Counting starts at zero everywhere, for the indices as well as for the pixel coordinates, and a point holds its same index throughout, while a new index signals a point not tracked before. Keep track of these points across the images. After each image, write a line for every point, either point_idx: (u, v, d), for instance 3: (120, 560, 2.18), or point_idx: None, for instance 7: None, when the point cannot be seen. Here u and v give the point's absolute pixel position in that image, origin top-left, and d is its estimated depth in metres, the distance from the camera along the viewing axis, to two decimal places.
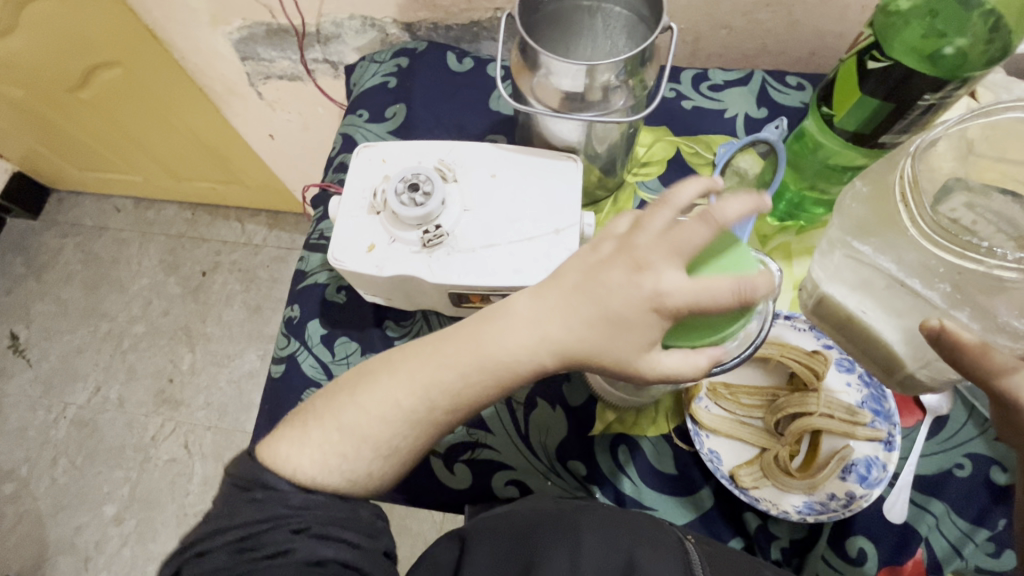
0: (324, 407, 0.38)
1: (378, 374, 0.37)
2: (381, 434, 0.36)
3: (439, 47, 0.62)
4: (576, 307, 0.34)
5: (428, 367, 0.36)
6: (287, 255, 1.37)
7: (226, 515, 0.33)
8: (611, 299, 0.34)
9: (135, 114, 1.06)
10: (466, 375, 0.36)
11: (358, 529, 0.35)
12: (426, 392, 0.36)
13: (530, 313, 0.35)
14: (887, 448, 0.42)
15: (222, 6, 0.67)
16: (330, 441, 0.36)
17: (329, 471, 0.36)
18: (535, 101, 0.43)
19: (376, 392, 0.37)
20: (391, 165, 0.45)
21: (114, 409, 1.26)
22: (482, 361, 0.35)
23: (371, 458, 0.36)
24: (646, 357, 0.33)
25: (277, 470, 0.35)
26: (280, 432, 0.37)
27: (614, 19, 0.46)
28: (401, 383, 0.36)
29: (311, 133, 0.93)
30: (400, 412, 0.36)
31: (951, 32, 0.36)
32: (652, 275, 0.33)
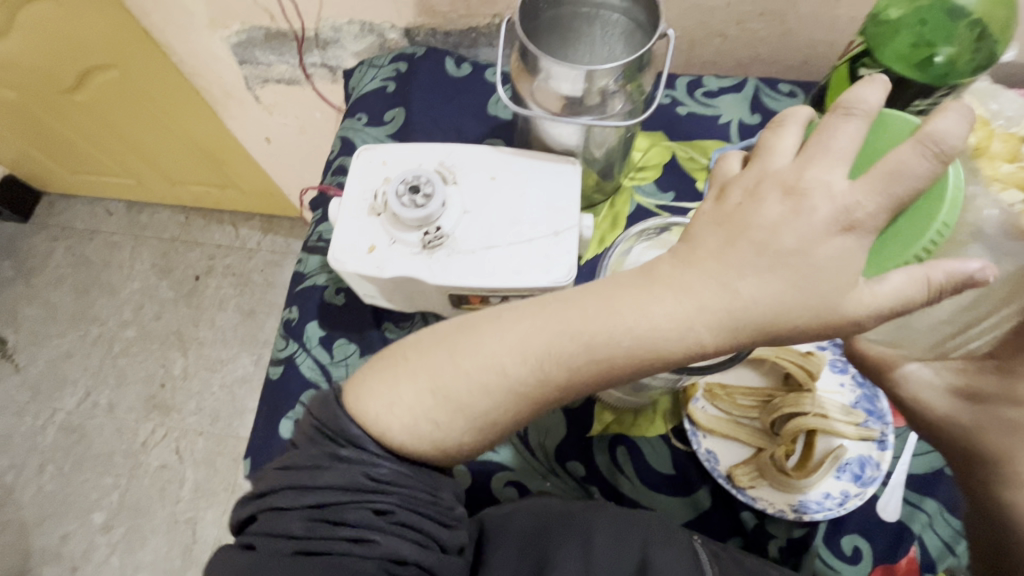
0: (417, 359, 0.35)
1: (484, 329, 0.34)
2: (482, 406, 0.34)
3: (438, 52, 0.63)
4: (729, 259, 0.29)
5: (545, 333, 0.32)
6: (281, 260, 1.37)
7: (310, 474, 0.32)
8: (776, 238, 0.28)
9: (130, 117, 1.06)
10: (593, 350, 0.31)
11: (437, 515, 0.34)
12: (542, 362, 0.32)
13: (672, 272, 0.30)
14: (880, 447, 0.43)
15: (221, 10, 0.67)
16: (422, 408, 0.34)
17: (419, 438, 0.34)
18: (534, 105, 0.44)
19: (480, 351, 0.34)
20: (391, 167, 0.46)
21: (103, 414, 1.24)
22: (625, 331, 0.30)
23: (465, 428, 0.34)
24: (849, 296, 0.27)
25: (365, 426, 0.34)
26: (366, 380, 0.35)
27: (611, 26, 0.47)
28: (509, 346, 0.33)
29: (307, 137, 0.93)
30: (507, 378, 0.33)
31: (940, 41, 0.37)
32: (811, 199, 0.28)
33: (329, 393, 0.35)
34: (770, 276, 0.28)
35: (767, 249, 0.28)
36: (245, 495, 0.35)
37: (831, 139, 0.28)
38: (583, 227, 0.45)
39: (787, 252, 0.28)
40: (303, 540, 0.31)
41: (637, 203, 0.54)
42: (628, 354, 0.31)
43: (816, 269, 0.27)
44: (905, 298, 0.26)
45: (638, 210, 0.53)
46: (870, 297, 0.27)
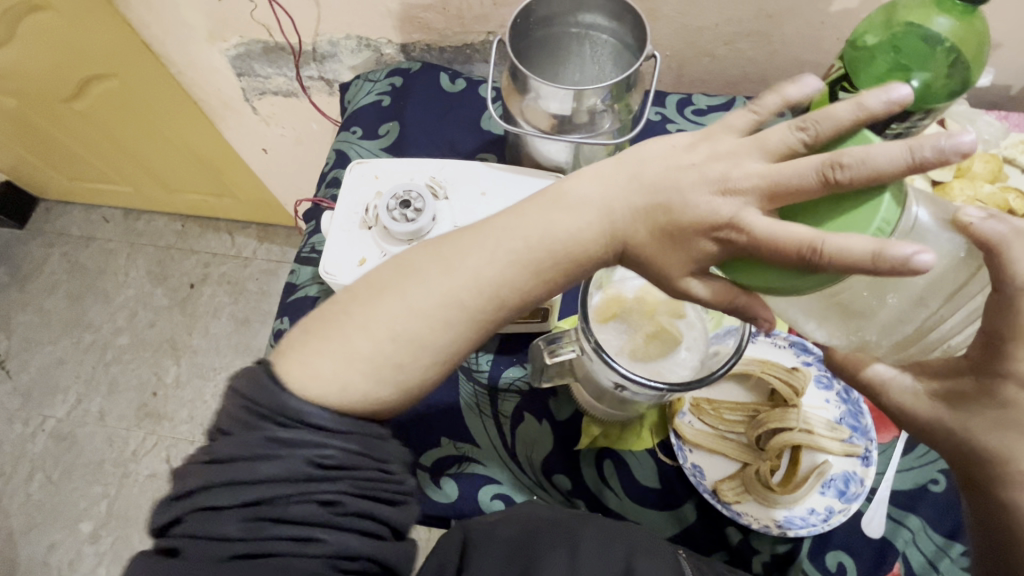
0: (362, 311, 0.35)
1: (429, 272, 0.35)
2: (438, 339, 0.35)
3: (432, 68, 0.64)
4: (641, 204, 0.33)
5: (496, 268, 0.34)
6: (277, 268, 1.37)
7: (245, 468, 0.31)
8: (675, 202, 0.31)
9: (128, 126, 1.06)
10: (538, 272, 0.34)
11: (387, 495, 0.34)
12: (495, 292, 0.35)
13: (603, 205, 0.34)
14: (864, 464, 0.43)
15: (219, 23, 0.68)
16: (371, 363, 0.34)
17: (382, 381, 0.34)
18: (524, 123, 0.45)
19: (429, 288, 0.35)
20: (383, 182, 0.46)
21: (94, 422, 1.23)
22: (554, 255, 0.34)
23: (427, 362, 0.35)
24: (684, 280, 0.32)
25: (313, 399, 0.33)
26: (308, 344, 0.35)
27: (601, 47, 0.48)
28: (462, 280, 0.35)
29: (304, 147, 0.94)
30: (463, 311, 0.35)
31: (916, 66, 0.38)
32: (737, 199, 0.29)
33: (259, 369, 0.33)
34: (658, 237, 0.32)
35: (664, 206, 0.32)
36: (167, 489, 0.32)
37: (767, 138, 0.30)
38: None
39: (684, 214, 0.31)
40: (242, 540, 0.30)
41: None
42: (565, 274, 0.35)
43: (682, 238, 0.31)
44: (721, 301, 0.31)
45: None
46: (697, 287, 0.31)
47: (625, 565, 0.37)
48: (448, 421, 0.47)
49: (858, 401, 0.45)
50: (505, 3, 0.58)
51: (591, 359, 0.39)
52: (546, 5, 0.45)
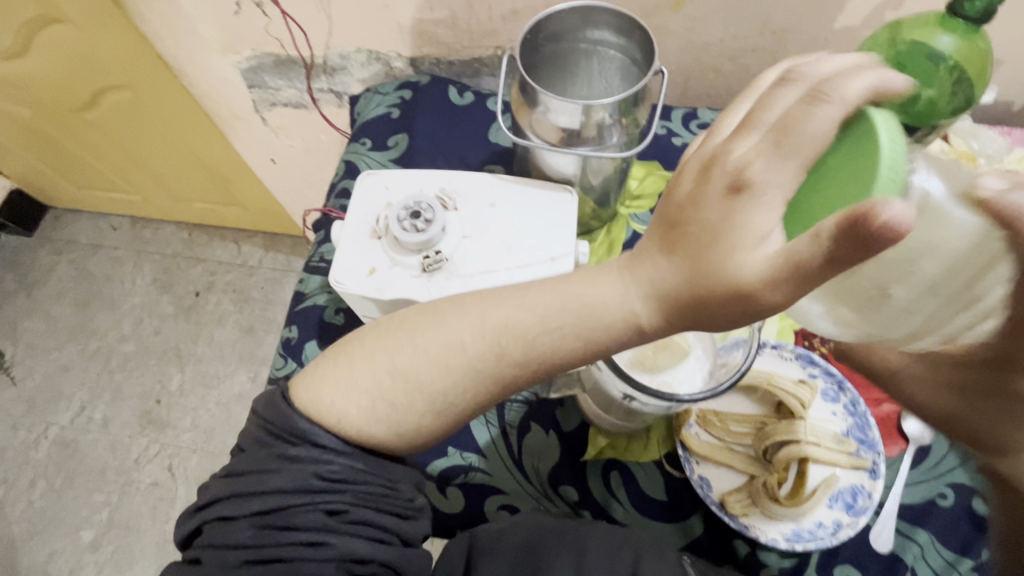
0: (372, 346, 0.36)
1: (444, 313, 0.36)
2: (437, 385, 0.34)
3: (441, 82, 0.65)
4: (656, 230, 0.31)
5: (505, 310, 0.34)
6: (282, 277, 1.38)
7: (258, 479, 0.32)
8: (685, 204, 0.29)
9: (138, 135, 1.08)
10: (548, 320, 0.33)
11: (394, 507, 0.35)
12: (498, 338, 0.34)
13: (623, 262, 0.33)
14: (872, 477, 0.43)
15: (233, 36, 0.70)
16: (373, 409, 0.34)
17: (375, 420, 0.34)
18: (533, 136, 0.46)
19: (441, 330, 0.35)
20: (394, 193, 0.47)
21: (97, 429, 1.23)
22: (569, 305, 0.32)
23: (422, 411, 0.35)
24: (733, 261, 0.26)
25: (320, 422, 0.34)
26: (320, 369, 0.36)
27: (609, 62, 0.49)
28: (469, 325, 0.35)
29: (312, 158, 0.95)
30: (466, 358, 0.34)
31: (921, 83, 0.38)
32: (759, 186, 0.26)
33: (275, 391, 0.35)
34: (678, 251, 0.29)
35: (674, 220, 0.29)
36: (191, 503, 0.35)
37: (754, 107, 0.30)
38: (578, 253, 0.46)
39: (696, 212, 0.28)
40: (254, 547, 0.32)
41: (633, 230, 0.55)
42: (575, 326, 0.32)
43: (715, 232, 0.27)
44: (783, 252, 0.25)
45: (635, 237, 0.55)
46: (745, 263, 0.26)
47: (631, 567, 0.38)
48: (455, 432, 0.47)
49: (865, 413, 0.45)
50: (513, 18, 0.60)
51: (601, 369, 0.39)
52: (557, 21, 0.46)
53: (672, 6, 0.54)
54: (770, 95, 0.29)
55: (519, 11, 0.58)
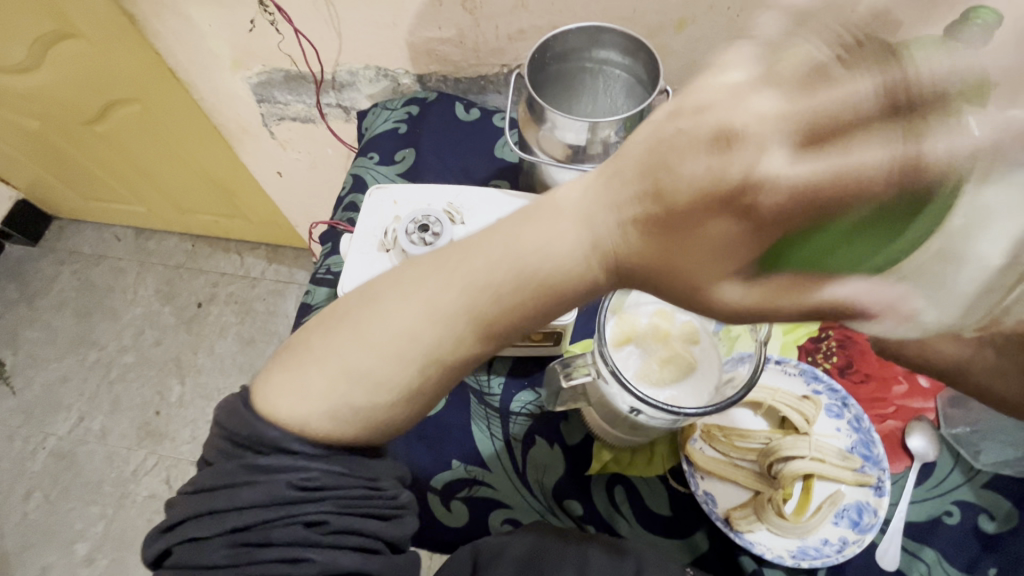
0: (320, 343, 0.34)
1: (385, 296, 0.33)
2: (394, 377, 0.33)
3: (448, 99, 0.66)
4: (636, 199, 0.26)
5: (450, 290, 0.31)
6: (284, 289, 1.38)
7: (228, 498, 0.33)
8: (680, 202, 0.24)
9: (146, 148, 1.09)
10: (496, 292, 0.30)
11: (376, 510, 0.35)
12: (447, 319, 0.31)
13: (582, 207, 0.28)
14: (877, 494, 0.42)
15: (244, 52, 0.71)
16: (330, 398, 0.33)
17: (337, 421, 0.33)
18: (540, 152, 0.47)
19: (382, 319, 0.32)
20: (401, 206, 0.47)
21: (95, 441, 1.23)
22: (524, 279, 0.29)
23: (389, 402, 0.33)
24: (717, 286, 0.25)
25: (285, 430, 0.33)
26: (270, 377, 0.35)
27: (614, 81, 0.50)
28: (414, 309, 0.31)
29: (318, 172, 0.96)
30: (416, 344, 0.32)
31: None
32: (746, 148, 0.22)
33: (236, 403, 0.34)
34: (659, 243, 0.25)
35: (654, 196, 0.25)
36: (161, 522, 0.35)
37: (817, 95, 0.21)
38: None
39: (676, 214, 0.24)
40: (231, 565, 0.32)
41: None
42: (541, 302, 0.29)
43: (711, 245, 0.24)
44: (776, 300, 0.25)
45: None
46: (732, 292, 0.25)
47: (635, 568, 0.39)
48: (460, 444, 0.47)
49: (869, 429, 0.45)
50: (520, 38, 0.61)
51: (607, 382, 0.40)
52: (564, 41, 0.47)
53: (675, 27, 0.56)
54: (847, 93, 0.21)
55: (526, 31, 0.60)
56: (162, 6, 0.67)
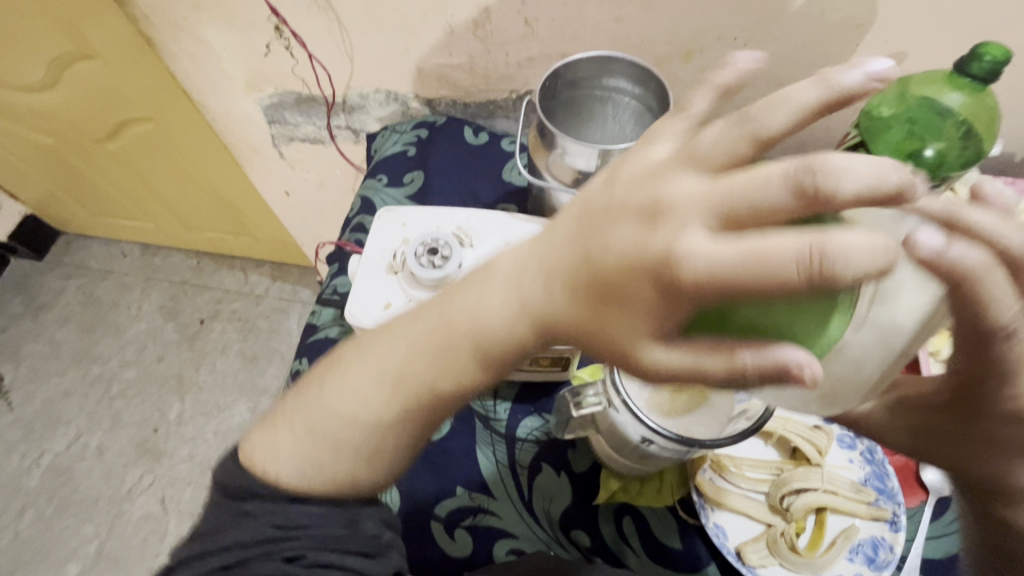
0: (294, 409, 0.37)
1: (348, 363, 0.36)
2: (355, 437, 0.35)
3: (457, 122, 0.67)
4: (565, 267, 0.27)
5: (396, 356, 0.34)
6: (288, 307, 1.38)
7: (213, 538, 0.34)
8: (610, 270, 0.25)
9: (156, 166, 1.10)
10: (440, 359, 0.32)
11: (359, 546, 0.35)
12: (396, 381, 0.34)
13: (514, 276, 0.30)
14: (893, 529, 0.41)
15: (258, 75, 0.72)
16: (304, 454, 0.35)
17: (309, 478, 0.35)
18: (550, 177, 0.47)
19: (343, 380, 0.35)
20: (410, 229, 0.48)
21: (92, 458, 1.21)
22: (459, 338, 0.31)
23: (351, 461, 0.35)
24: (645, 348, 0.24)
25: (264, 478, 0.35)
26: (254, 435, 0.37)
27: (622, 108, 0.50)
28: (368, 374, 0.35)
29: (326, 192, 0.97)
30: (367, 405, 0.34)
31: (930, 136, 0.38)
32: (669, 226, 0.23)
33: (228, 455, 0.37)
34: (576, 298, 0.27)
35: (581, 256, 0.26)
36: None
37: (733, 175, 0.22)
38: None
39: (608, 268, 0.25)
40: None
41: None
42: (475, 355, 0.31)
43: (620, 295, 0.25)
44: (697, 365, 0.23)
45: None
46: (657, 352, 0.24)
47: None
48: (464, 468, 0.46)
49: (882, 462, 0.44)
50: (529, 65, 0.62)
51: (618, 410, 0.39)
52: (574, 69, 0.48)
53: (682, 56, 0.57)
54: (762, 178, 0.21)
55: (535, 58, 0.61)
56: (179, 30, 0.68)
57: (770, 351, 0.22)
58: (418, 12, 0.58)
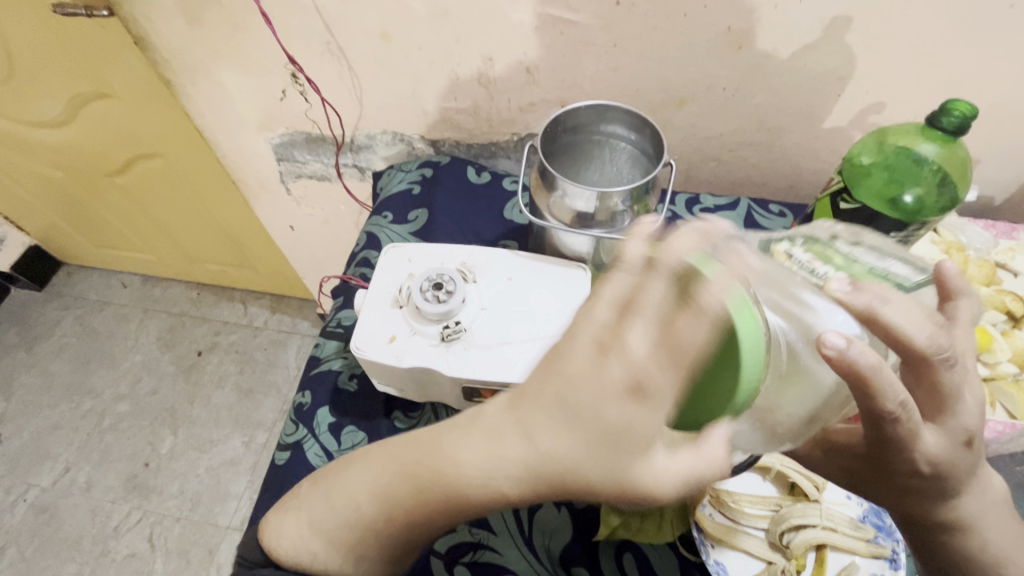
0: (307, 493, 0.40)
1: (347, 473, 0.39)
2: (352, 537, 0.37)
3: (460, 163, 0.70)
4: (541, 412, 0.31)
5: (388, 475, 0.36)
6: (286, 339, 1.38)
7: None
8: (586, 406, 0.30)
9: (163, 200, 1.13)
10: (424, 493, 0.35)
11: None
12: (385, 502, 0.36)
13: (497, 418, 0.33)
14: (893, 567, 0.41)
15: (270, 116, 0.76)
16: (304, 537, 0.38)
17: (314, 557, 0.38)
18: (550, 216, 0.49)
19: (343, 486, 0.38)
20: (415, 264, 0.49)
21: (79, 493, 1.18)
22: (441, 481, 0.34)
23: (344, 557, 0.37)
24: (643, 471, 0.30)
25: (273, 553, 0.38)
26: (270, 517, 0.41)
27: (620, 152, 0.53)
28: (365, 487, 0.37)
29: (330, 227, 0.99)
30: (363, 517, 0.37)
31: (908, 182, 0.42)
32: (617, 359, 0.30)
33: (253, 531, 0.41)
34: (561, 438, 0.30)
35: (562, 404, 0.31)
36: None
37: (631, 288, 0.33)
38: None
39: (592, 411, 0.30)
40: None
41: None
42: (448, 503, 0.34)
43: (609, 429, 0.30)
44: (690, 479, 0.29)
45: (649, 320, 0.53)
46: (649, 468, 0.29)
47: None
48: None
49: None
50: (531, 110, 0.65)
51: None
52: (574, 116, 0.51)
53: (675, 103, 0.60)
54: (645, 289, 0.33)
55: (536, 104, 0.64)
56: (196, 73, 0.72)
57: (711, 439, 0.30)
58: (425, 60, 0.62)
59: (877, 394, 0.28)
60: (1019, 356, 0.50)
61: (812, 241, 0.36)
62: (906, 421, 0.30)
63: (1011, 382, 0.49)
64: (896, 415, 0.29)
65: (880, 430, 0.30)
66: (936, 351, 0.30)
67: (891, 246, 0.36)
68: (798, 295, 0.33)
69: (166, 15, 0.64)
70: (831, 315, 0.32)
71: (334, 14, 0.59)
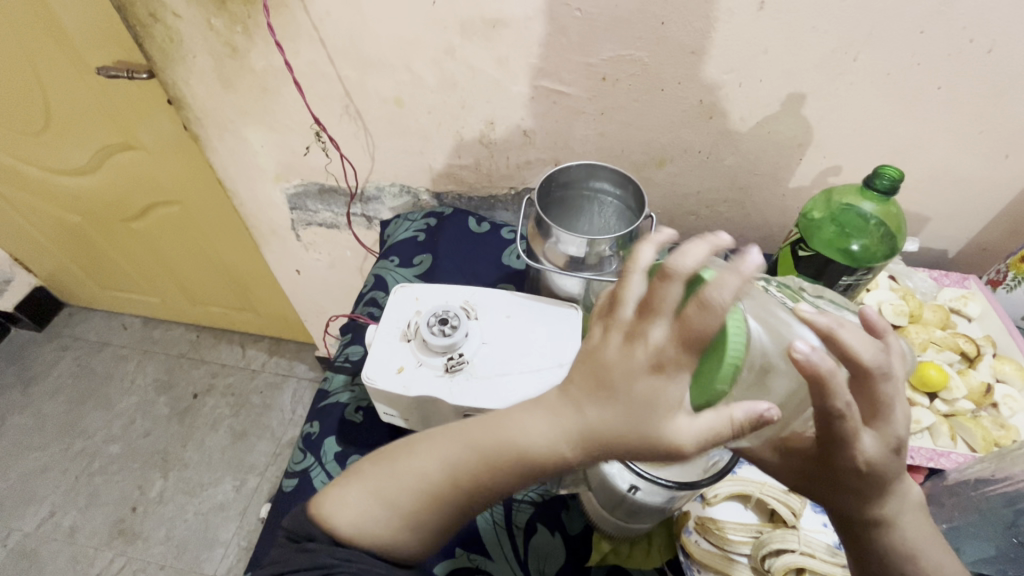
0: (369, 471, 0.42)
1: (416, 447, 0.41)
2: (408, 506, 0.40)
3: (461, 213, 0.76)
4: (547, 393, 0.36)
5: (458, 447, 0.40)
6: (283, 382, 1.40)
7: (281, 563, 0.40)
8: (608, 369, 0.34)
9: (174, 245, 1.18)
10: (488, 463, 0.38)
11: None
12: (451, 472, 0.39)
13: None
14: None
15: (288, 169, 0.83)
16: (363, 510, 0.40)
17: (368, 528, 0.40)
18: (545, 261, 0.55)
19: (412, 461, 0.41)
20: (423, 302, 0.54)
21: (62, 539, 1.16)
22: (505, 445, 0.37)
23: (398, 528, 0.40)
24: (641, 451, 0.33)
25: (325, 522, 0.40)
26: (330, 492, 0.42)
27: (607, 206, 0.59)
28: (434, 459, 0.40)
29: (336, 271, 1.04)
30: (428, 487, 0.40)
31: (855, 233, 0.49)
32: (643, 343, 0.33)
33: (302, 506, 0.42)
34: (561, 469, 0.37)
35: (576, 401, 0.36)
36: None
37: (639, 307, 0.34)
38: None
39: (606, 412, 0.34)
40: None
41: None
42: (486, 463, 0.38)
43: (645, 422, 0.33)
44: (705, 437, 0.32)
45: None
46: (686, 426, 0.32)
47: None
48: (461, 529, 0.48)
49: None
50: (527, 167, 0.72)
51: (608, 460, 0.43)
52: (567, 174, 0.58)
53: (656, 164, 0.67)
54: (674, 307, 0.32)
55: (531, 162, 0.71)
56: (224, 130, 0.79)
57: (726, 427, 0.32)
58: (434, 123, 0.69)
59: (830, 396, 0.31)
60: (978, 392, 0.54)
61: (786, 286, 0.42)
62: (852, 420, 0.32)
63: (970, 417, 0.53)
64: (844, 413, 0.32)
65: (829, 426, 0.33)
66: (878, 366, 0.33)
67: (848, 304, 0.41)
68: (775, 315, 0.36)
69: (204, 80, 0.72)
70: (802, 332, 0.34)
71: (354, 82, 0.67)
